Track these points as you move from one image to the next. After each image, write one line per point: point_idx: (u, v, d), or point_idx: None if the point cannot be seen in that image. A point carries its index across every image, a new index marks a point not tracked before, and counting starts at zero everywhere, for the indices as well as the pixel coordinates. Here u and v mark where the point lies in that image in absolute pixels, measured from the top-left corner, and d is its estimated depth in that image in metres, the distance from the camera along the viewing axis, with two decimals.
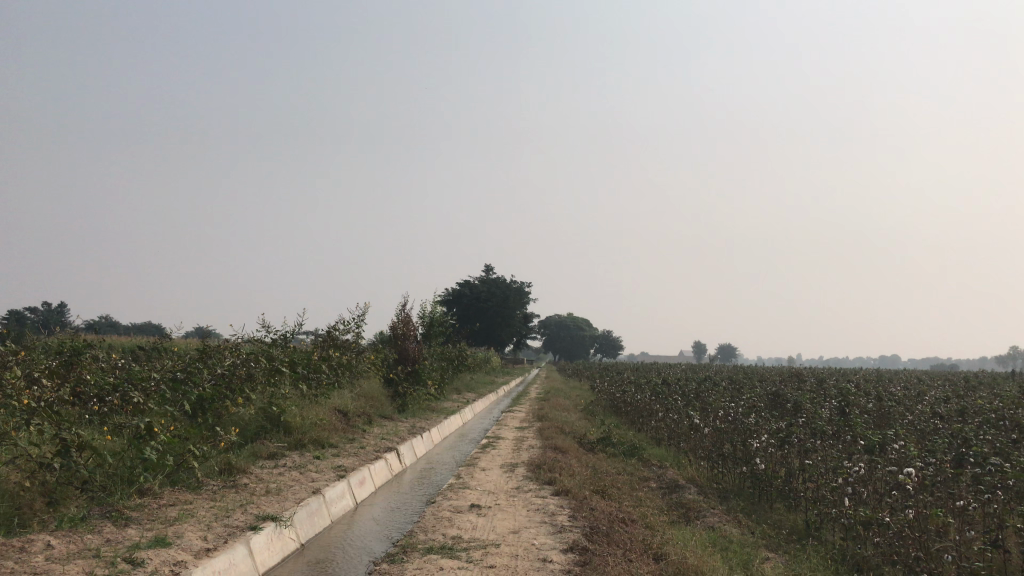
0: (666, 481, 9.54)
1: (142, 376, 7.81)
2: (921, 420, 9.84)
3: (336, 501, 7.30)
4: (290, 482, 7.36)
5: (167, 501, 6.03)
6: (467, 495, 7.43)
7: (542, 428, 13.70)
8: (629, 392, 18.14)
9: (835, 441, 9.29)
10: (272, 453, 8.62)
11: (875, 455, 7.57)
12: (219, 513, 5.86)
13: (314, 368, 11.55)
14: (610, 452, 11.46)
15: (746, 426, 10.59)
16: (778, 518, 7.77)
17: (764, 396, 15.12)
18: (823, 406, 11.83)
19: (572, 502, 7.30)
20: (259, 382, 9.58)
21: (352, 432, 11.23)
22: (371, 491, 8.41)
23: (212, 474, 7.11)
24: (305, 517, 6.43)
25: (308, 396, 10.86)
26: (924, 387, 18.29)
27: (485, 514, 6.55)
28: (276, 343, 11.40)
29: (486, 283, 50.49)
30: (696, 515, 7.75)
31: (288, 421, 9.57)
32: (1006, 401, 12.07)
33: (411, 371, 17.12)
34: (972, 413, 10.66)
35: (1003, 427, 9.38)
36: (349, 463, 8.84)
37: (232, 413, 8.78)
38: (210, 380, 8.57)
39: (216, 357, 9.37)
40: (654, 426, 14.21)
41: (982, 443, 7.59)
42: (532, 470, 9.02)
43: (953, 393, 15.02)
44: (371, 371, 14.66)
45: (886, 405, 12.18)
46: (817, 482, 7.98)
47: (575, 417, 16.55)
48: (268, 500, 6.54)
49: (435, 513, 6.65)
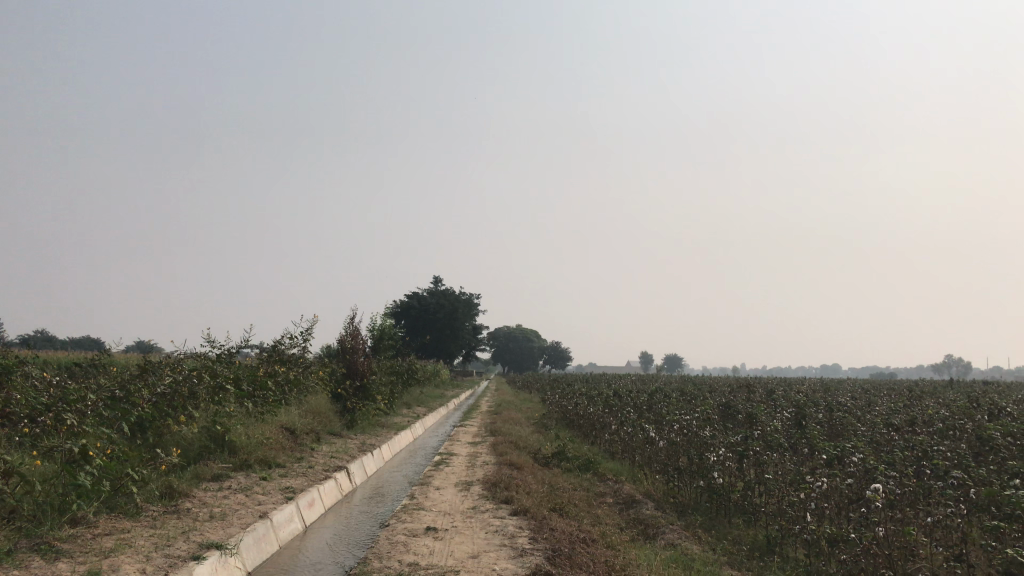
0: (623, 496, 9.39)
1: (77, 395, 7.40)
2: (875, 432, 9.86)
3: (284, 524, 6.99)
4: (236, 506, 7.01)
5: (102, 531, 5.64)
6: (422, 516, 7.17)
7: (495, 443, 13.48)
8: (582, 404, 18.03)
9: (791, 453, 9.24)
10: (216, 475, 8.23)
11: (835, 468, 7.49)
12: (159, 542, 5.51)
13: (260, 384, 11.15)
14: (565, 467, 11.28)
15: (702, 439, 10.50)
16: (737, 533, 7.69)
17: (716, 408, 15.11)
18: (776, 417, 11.82)
19: (531, 522, 7.08)
20: (204, 399, 9.18)
21: (300, 450, 10.86)
22: (321, 514, 8.09)
23: (152, 499, 6.74)
24: (252, 543, 6.11)
25: (255, 413, 10.47)
26: (870, 397, 18.48)
27: (442, 537, 6.29)
28: (221, 359, 10.98)
29: (434, 295, 50.11)
30: (655, 532, 7.60)
31: (233, 441, 9.18)
32: (955, 410, 12.22)
33: (360, 386, 16.75)
34: (923, 423, 10.74)
35: (956, 439, 9.45)
36: (298, 483, 8.51)
37: (174, 432, 8.39)
38: (150, 399, 8.19)
39: (158, 374, 8.95)
40: (608, 438, 14.07)
41: (939, 455, 7.59)
42: (488, 488, 8.79)
43: (902, 404, 15.17)
44: (319, 387, 14.29)
45: (838, 416, 12.23)
46: (775, 496, 7.92)
47: (528, 431, 16.37)
48: (212, 527, 6.20)
49: (389, 537, 6.38)
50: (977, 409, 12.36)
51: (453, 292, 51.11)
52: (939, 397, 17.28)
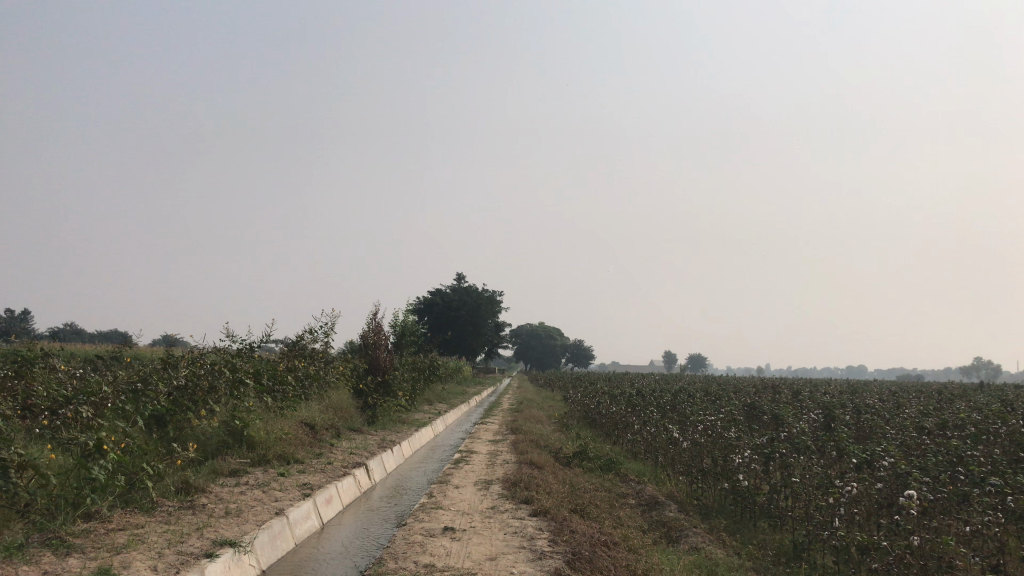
0: (646, 497, 9.21)
1: (95, 387, 7.36)
2: (906, 435, 9.61)
3: (300, 522, 6.88)
4: (252, 503, 6.93)
5: (116, 526, 5.56)
6: (440, 516, 7.05)
7: (516, 442, 13.33)
8: (605, 402, 17.86)
9: (819, 456, 9.02)
10: (233, 471, 8.16)
11: (865, 473, 7.28)
12: (172, 539, 5.43)
13: (280, 379, 11.07)
14: (586, 467, 11.10)
15: (727, 440, 10.29)
16: (762, 538, 7.49)
17: (741, 408, 14.88)
18: (803, 420, 11.58)
19: (551, 524, 6.93)
20: (223, 393, 9.11)
21: (319, 446, 10.78)
22: (338, 511, 8.00)
23: (167, 494, 6.66)
24: (266, 541, 6.01)
25: (275, 408, 10.39)
26: (899, 400, 18.09)
27: (459, 538, 6.17)
28: (241, 353, 10.92)
29: (457, 292, 50.06)
30: (678, 535, 7.42)
31: (251, 436, 9.10)
32: (988, 414, 11.91)
33: (382, 382, 16.69)
34: (955, 428, 10.47)
35: (990, 444, 9.18)
36: (316, 480, 8.42)
37: (193, 427, 8.34)
38: (168, 393, 8.13)
39: (177, 368, 8.91)
40: (630, 438, 13.89)
41: (974, 461, 7.35)
42: (507, 488, 8.65)
43: (932, 406, 14.87)
44: (340, 382, 14.22)
45: (866, 419, 11.97)
46: (802, 501, 7.72)
47: (550, 429, 16.21)
48: (226, 523, 6.12)
49: (405, 537, 6.26)
50: (1011, 413, 12.04)
51: (476, 289, 51.06)
52: (968, 400, 16.94)
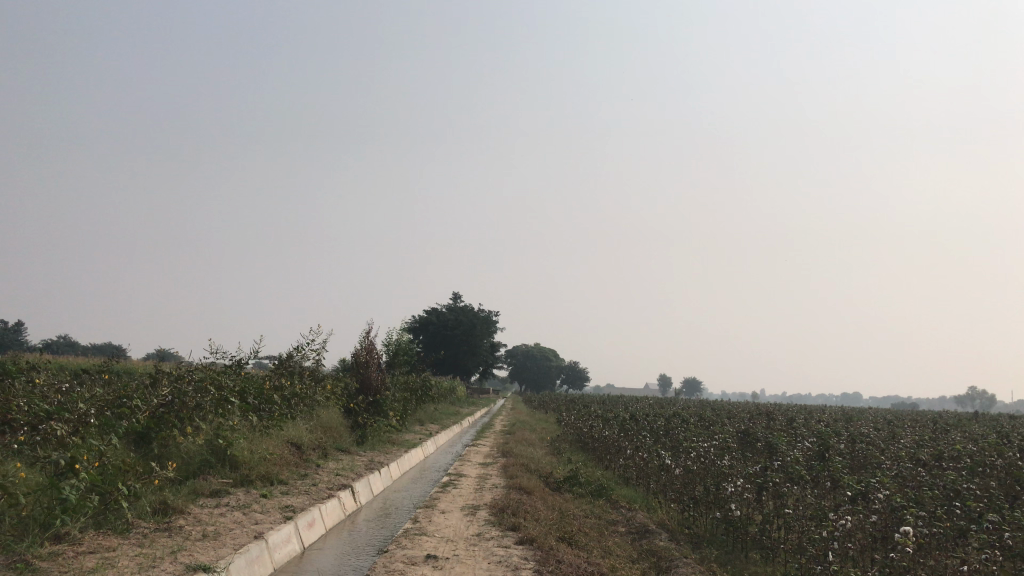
0: (636, 525, 9.04)
1: (74, 402, 7.18)
2: (900, 467, 9.48)
3: (279, 546, 6.69)
4: (231, 525, 6.74)
5: (86, 549, 5.39)
6: (424, 543, 6.88)
7: (506, 465, 13.13)
8: (597, 426, 17.69)
9: (813, 487, 8.86)
10: (214, 491, 7.98)
11: (859, 505, 7.14)
12: (144, 563, 5.25)
13: (266, 398, 10.87)
14: (577, 492, 10.92)
15: (719, 468, 10.13)
16: (753, 570, 7.33)
17: (734, 435, 14.72)
18: (797, 448, 11.43)
19: (537, 553, 6.75)
20: (209, 411, 8.92)
21: (305, 467, 10.58)
22: (321, 534, 7.82)
23: (144, 515, 6.48)
24: (243, 565, 5.83)
25: (260, 427, 10.19)
26: (893, 428, 17.93)
27: (442, 567, 6.00)
28: (228, 371, 10.72)
29: (452, 312, 49.90)
30: (668, 566, 7.25)
31: (235, 456, 8.91)
32: (984, 445, 11.78)
33: (372, 402, 16.49)
34: (951, 459, 10.33)
35: (987, 478, 9.04)
36: (299, 502, 8.23)
37: (175, 445, 8.15)
38: (151, 411, 7.97)
39: (162, 385, 8.73)
40: (622, 464, 13.71)
41: (969, 495, 7.21)
42: (494, 514, 8.46)
43: (926, 436, 14.73)
44: (329, 401, 14.03)
45: (861, 449, 11.82)
46: (793, 533, 7.57)
47: (541, 453, 16.03)
48: (202, 546, 5.94)
49: (386, 565, 6.08)
50: (1008, 445, 11.88)
51: (472, 309, 50.92)
52: (964, 430, 16.78)
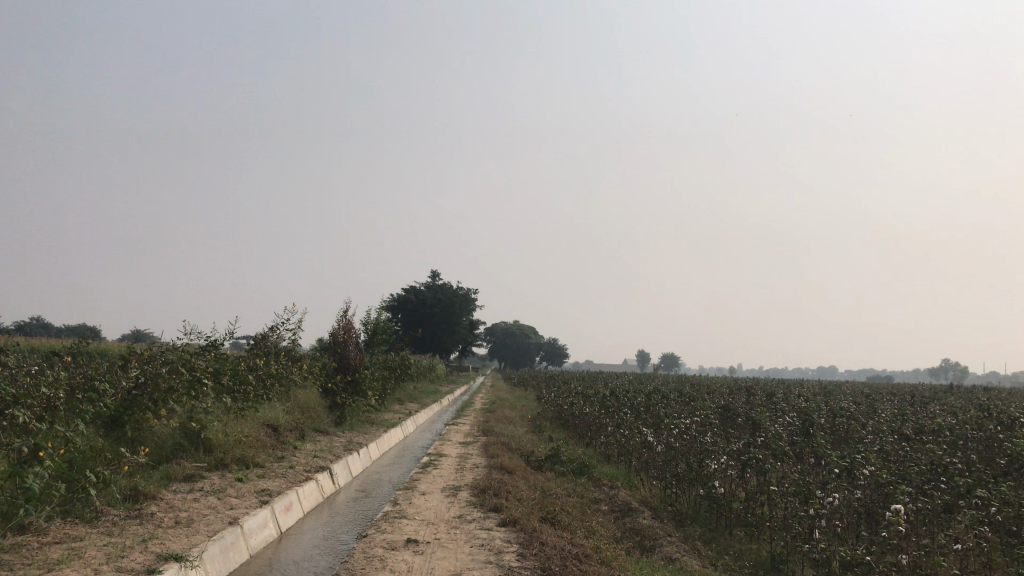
0: (619, 503, 8.94)
1: (39, 384, 6.92)
2: (883, 441, 9.44)
3: (256, 531, 6.52)
4: (204, 511, 6.56)
5: (51, 539, 5.18)
6: (404, 526, 6.72)
7: (487, 444, 13.00)
8: (578, 403, 17.62)
9: (796, 463, 8.80)
10: (187, 476, 7.78)
11: (845, 482, 7.07)
12: (113, 553, 5.05)
13: (241, 379, 10.60)
14: (558, 471, 10.84)
15: (702, 445, 10.03)
16: (738, 547, 7.24)
17: (715, 410, 14.66)
18: (779, 423, 11.37)
19: (520, 535, 6.59)
20: (183, 392, 8.67)
21: (281, 449, 10.38)
22: (298, 519, 7.63)
23: (113, 503, 6.29)
24: (217, 553, 5.63)
25: (234, 409, 9.95)
26: (872, 402, 18.01)
27: (422, 552, 5.84)
28: (201, 352, 10.44)
29: (431, 289, 49.61)
30: (652, 544, 7.15)
31: (209, 439, 8.70)
32: (965, 419, 11.78)
33: (351, 381, 16.31)
34: (933, 432, 10.30)
35: (968, 452, 9.00)
36: (276, 486, 8.03)
37: (147, 429, 7.92)
38: (122, 393, 7.75)
39: (133, 366, 8.48)
40: (603, 441, 13.62)
41: (956, 470, 7.15)
42: (476, 495, 8.32)
43: (907, 410, 14.75)
44: (307, 381, 13.80)
45: (843, 424, 11.78)
46: (778, 511, 7.49)
47: (522, 431, 15.92)
48: (174, 534, 5.74)
49: (365, 551, 5.91)
50: (988, 418, 11.89)
51: (450, 286, 50.72)
52: (941, 403, 16.89)
